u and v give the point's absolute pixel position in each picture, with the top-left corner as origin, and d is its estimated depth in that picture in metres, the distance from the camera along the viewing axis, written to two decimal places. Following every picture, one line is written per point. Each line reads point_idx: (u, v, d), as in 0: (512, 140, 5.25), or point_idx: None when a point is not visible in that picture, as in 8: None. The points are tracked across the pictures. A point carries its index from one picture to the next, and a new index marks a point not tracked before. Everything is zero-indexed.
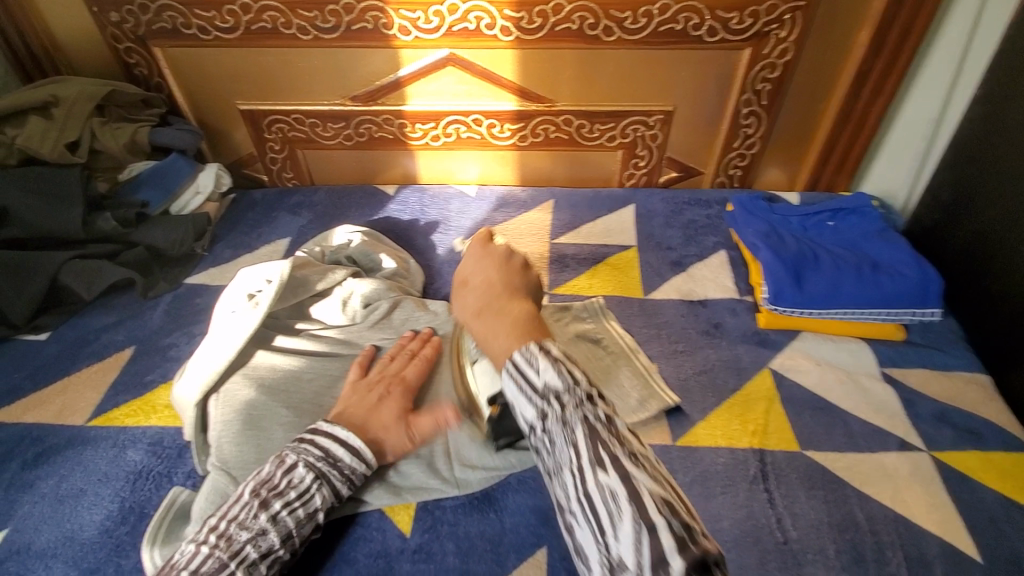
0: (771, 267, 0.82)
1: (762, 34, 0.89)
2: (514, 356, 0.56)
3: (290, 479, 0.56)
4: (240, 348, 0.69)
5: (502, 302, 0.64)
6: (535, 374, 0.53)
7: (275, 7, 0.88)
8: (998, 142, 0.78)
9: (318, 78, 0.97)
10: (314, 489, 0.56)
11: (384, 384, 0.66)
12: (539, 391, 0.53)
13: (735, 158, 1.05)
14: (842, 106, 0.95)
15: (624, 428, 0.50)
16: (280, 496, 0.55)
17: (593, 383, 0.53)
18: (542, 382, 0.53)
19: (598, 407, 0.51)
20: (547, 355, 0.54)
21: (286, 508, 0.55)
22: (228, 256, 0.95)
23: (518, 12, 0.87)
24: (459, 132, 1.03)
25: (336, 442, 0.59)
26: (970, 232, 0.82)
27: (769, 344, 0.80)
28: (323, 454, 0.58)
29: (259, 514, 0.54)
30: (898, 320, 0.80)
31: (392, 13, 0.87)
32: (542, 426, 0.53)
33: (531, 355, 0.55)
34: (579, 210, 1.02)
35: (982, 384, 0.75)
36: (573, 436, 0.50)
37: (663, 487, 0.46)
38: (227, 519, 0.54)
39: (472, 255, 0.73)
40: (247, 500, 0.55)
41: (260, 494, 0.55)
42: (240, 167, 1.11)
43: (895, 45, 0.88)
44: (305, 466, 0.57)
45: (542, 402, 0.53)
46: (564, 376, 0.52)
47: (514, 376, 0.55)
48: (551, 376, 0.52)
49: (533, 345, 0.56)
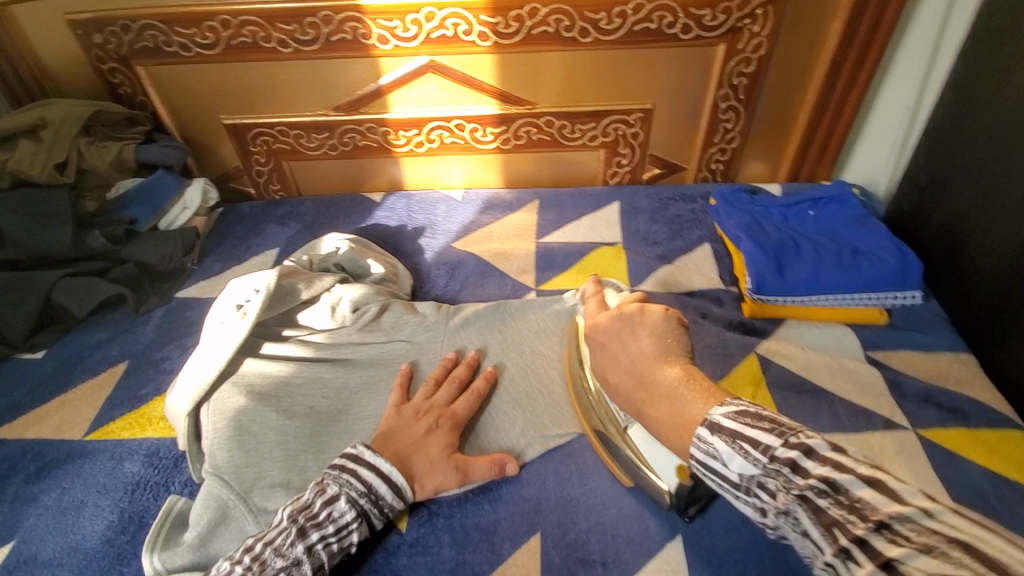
0: (753, 257, 0.82)
1: (735, 30, 0.90)
2: (691, 449, 0.47)
3: (330, 511, 0.56)
4: (230, 357, 0.70)
5: (646, 372, 0.55)
6: (725, 464, 0.44)
7: (254, 21, 0.89)
8: (970, 124, 0.80)
9: (300, 89, 0.98)
10: (353, 526, 0.57)
11: (432, 416, 0.65)
12: (739, 484, 0.44)
13: (716, 152, 1.06)
14: (818, 97, 0.97)
15: (862, 492, 0.36)
16: (317, 526, 0.55)
17: (792, 442, 0.41)
18: (739, 473, 0.43)
19: (805, 473, 0.39)
20: (724, 436, 0.45)
21: (322, 541, 0.55)
22: (218, 268, 0.96)
23: (495, 17, 0.88)
24: (442, 138, 1.04)
25: (379, 478, 0.59)
26: (947, 215, 0.83)
27: (755, 332, 0.81)
28: (366, 490, 0.58)
29: (296, 543, 0.54)
30: (880, 303, 0.81)
31: (370, 23, 0.89)
32: (770, 522, 0.42)
33: (708, 445, 0.46)
34: (564, 209, 1.04)
35: (965, 362, 0.76)
36: (801, 523, 0.38)
37: (944, 559, 0.31)
38: (265, 542, 0.54)
39: (612, 334, 0.61)
40: (284, 525, 0.55)
41: (298, 521, 0.55)
42: (227, 181, 1.12)
43: (866, 34, 0.89)
44: (347, 501, 0.57)
45: (754, 496, 0.43)
46: (755, 457, 0.42)
47: (704, 471, 0.46)
48: (743, 462, 0.43)
49: (703, 428, 0.46)
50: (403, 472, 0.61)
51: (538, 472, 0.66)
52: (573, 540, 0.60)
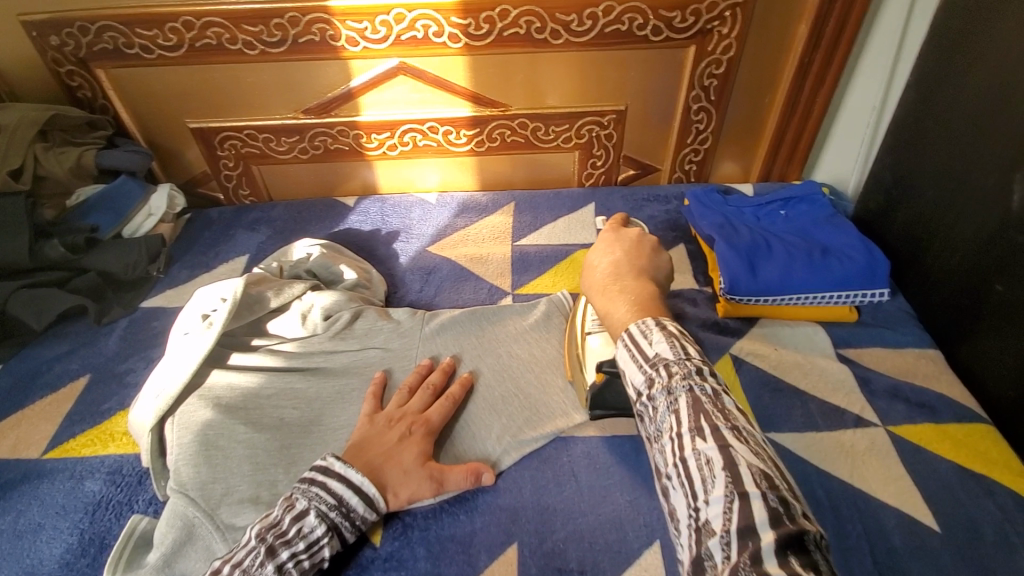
0: (726, 257, 0.83)
1: (704, 31, 0.91)
2: (630, 326, 0.53)
3: (299, 526, 0.54)
4: (194, 369, 0.68)
5: (624, 279, 0.60)
6: (649, 344, 0.50)
7: (218, 23, 0.87)
8: (931, 125, 0.81)
9: (268, 92, 0.96)
10: (324, 541, 0.55)
11: (405, 423, 0.64)
12: (649, 359, 0.49)
13: (689, 153, 1.07)
14: (787, 98, 0.98)
15: (734, 410, 0.46)
16: (287, 544, 0.53)
17: (707, 362, 0.49)
18: (654, 353, 0.50)
19: (706, 379, 0.47)
20: (665, 332, 0.51)
21: (292, 559, 0.53)
22: (185, 276, 0.93)
23: (465, 19, 0.88)
24: (415, 141, 1.03)
25: (351, 489, 0.57)
26: (911, 215, 0.85)
27: (729, 332, 0.81)
28: (337, 502, 0.57)
29: (266, 563, 0.52)
30: (850, 301, 0.82)
31: (339, 24, 0.87)
32: (648, 394, 0.49)
33: (646, 329, 0.52)
34: (539, 211, 1.03)
35: (932, 358, 0.77)
36: (677, 404, 0.46)
37: (766, 465, 0.41)
38: (233, 564, 0.52)
39: (602, 239, 0.66)
40: (253, 545, 0.53)
41: (267, 540, 0.53)
42: (194, 186, 1.09)
43: (832, 36, 0.91)
44: (318, 514, 0.55)
45: (652, 369, 0.49)
46: (678, 350, 0.49)
47: (627, 344, 0.52)
48: (665, 347, 0.49)
49: (652, 319, 0.52)
50: (376, 482, 0.59)
51: (513, 481, 0.66)
52: (550, 549, 0.60)
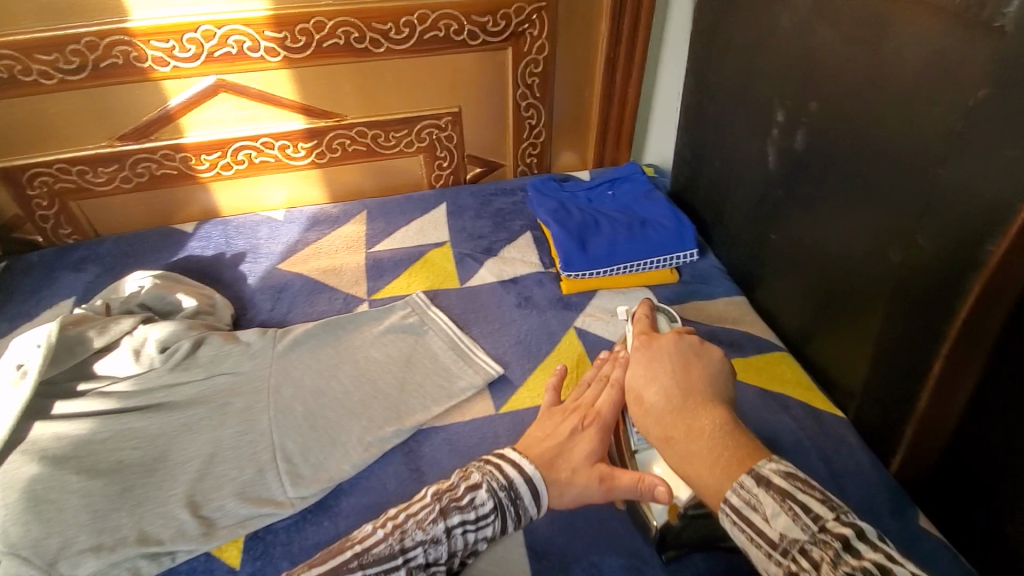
0: (560, 239, 0.90)
1: (517, 34, 0.98)
2: (728, 496, 0.45)
3: (474, 496, 0.54)
4: (11, 424, 0.64)
5: (687, 418, 0.49)
6: (767, 521, 0.42)
7: (10, 55, 0.81)
8: (708, 105, 0.93)
9: (78, 122, 0.89)
10: (490, 519, 0.54)
11: None
12: (776, 543, 0.42)
13: (528, 147, 1.14)
14: (603, 89, 1.08)
15: None
16: (458, 508, 0.54)
17: (845, 519, 0.41)
18: (776, 532, 0.42)
19: (852, 557, 0.39)
20: (773, 492, 0.43)
21: (461, 525, 0.53)
22: (0, 330, 0.84)
23: (280, 33, 0.87)
24: (251, 158, 1.00)
25: (522, 473, 0.55)
26: (709, 182, 0.97)
27: (571, 307, 0.88)
28: (507, 484, 0.55)
29: (437, 521, 0.53)
30: (669, 264, 0.92)
31: (141, 45, 0.83)
32: None
33: (752, 495, 0.44)
34: (392, 216, 1.05)
35: (739, 304, 0.90)
36: None
37: None
38: (408, 514, 0.54)
39: (639, 359, 0.56)
40: (429, 503, 0.54)
41: (443, 500, 0.54)
42: (7, 231, 0.98)
43: (629, 32, 1.02)
44: (488, 490, 0.54)
45: (783, 559, 0.41)
46: (803, 520, 0.42)
47: (734, 520, 0.44)
48: (788, 523, 0.42)
49: (752, 477, 0.44)
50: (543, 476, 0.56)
51: (376, 478, 0.67)
52: None
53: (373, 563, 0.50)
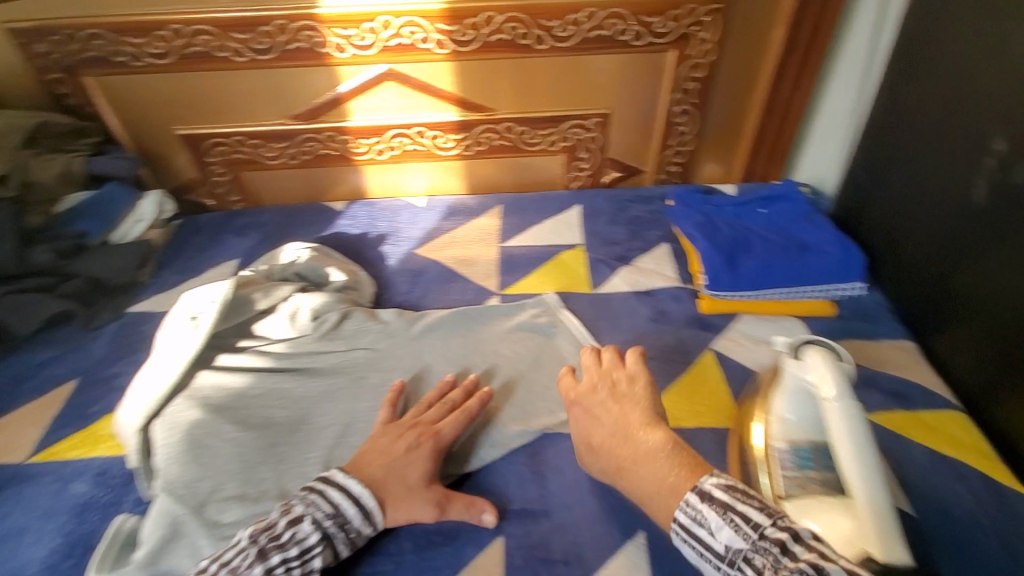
0: (707, 254, 0.84)
1: (684, 36, 0.94)
2: (676, 516, 0.52)
3: (294, 533, 0.55)
4: (183, 369, 0.69)
5: (633, 449, 0.59)
6: (711, 534, 0.50)
7: (208, 31, 0.89)
8: (901, 124, 0.83)
9: (260, 99, 0.97)
10: (317, 550, 0.55)
11: (414, 434, 0.64)
12: (723, 555, 0.49)
13: (672, 155, 1.09)
14: (766, 99, 1.01)
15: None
16: (280, 548, 0.54)
17: (780, 525, 0.47)
18: (722, 543, 0.49)
19: (795, 560, 0.44)
20: (715, 507, 0.50)
21: (283, 564, 0.53)
22: (174, 281, 0.94)
23: (451, 26, 0.90)
24: (403, 145, 1.04)
25: (349, 498, 0.58)
26: (885, 210, 0.86)
27: (711, 328, 0.82)
28: (332, 512, 0.57)
29: (255, 564, 0.53)
30: (828, 295, 0.83)
31: (327, 32, 0.89)
32: None
33: (696, 512, 0.51)
34: (526, 214, 1.05)
35: (906, 349, 0.78)
36: None
37: None
38: (222, 563, 0.54)
39: (579, 414, 0.65)
40: (243, 546, 0.54)
41: (259, 543, 0.54)
42: (183, 192, 1.09)
43: (808, 40, 0.94)
44: (311, 522, 0.56)
45: (735, 569, 0.48)
46: (742, 532, 0.48)
47: (685, 537, 0.52)
48: (731, 534, 0.49)
49: (693, 495, 0.52)
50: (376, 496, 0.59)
51: (498, 474, 0.66)
52: (537, 541, 0.60)
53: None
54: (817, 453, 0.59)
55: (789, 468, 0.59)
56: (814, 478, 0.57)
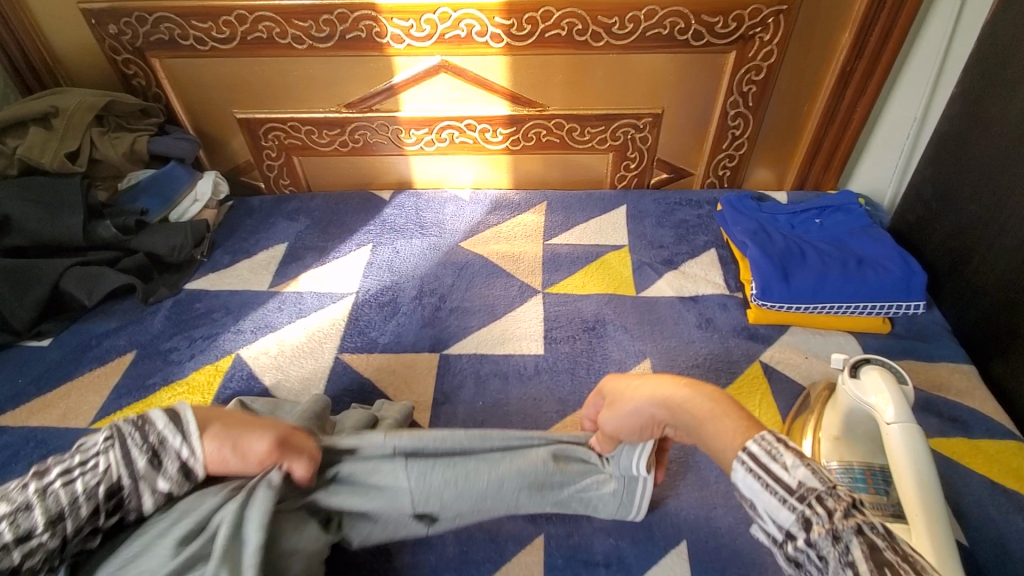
0: (759, 264, 0.83)
1: (746, 38, 0.91)
2: (751, 446, 0.45)
3: (84, 440, 0.52)
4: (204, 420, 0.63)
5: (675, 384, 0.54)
6: (784, 469, 0.43)
7: (270, 17, 0.90)
8: (976, 139, 0.79)
9: (314, 85, 0.98)
10: (98, 454, 0.51)
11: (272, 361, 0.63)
12: (793, 490, 0.42)
13: (724, 158, 1.07)
14: (827, 106, 0.98)
15: (911, 550, 0.38)
16: (60, 463, 0.51)
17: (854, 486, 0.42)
18: (795, 479, 0.42)
19: (869, 515, 0.40)
20: (793, 449, 0.44)
21: (61, 478, 0.50)
22: (227, 261, 0.96)
23: (509, 19, 0.89)
24: (452, 137, 1.04)
25: (158, 409, 0.55)
26: (951, 227, 0.83)
27: (759, 339, 0.81)
28: (133, 418, 0.53)
29: (28, 484, 0.49)
30: (884, 313, 0.80)
31: (385, 22, 0.90)
32: (805, 538, 0.40)
33: (772, 446, 0.45)
34: (572, 212, 1.04)
35: (966, 373, 0.76)
36: (852, 554, 0.37)
37: None
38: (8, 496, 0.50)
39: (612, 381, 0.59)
40: (27, 478, 0.51)
41: (40, 467, 0.51)
42: (237, 175, 1.12)
43: (876, 46, 0.90)
44: (104, 431, 0.53)
45: (803, 506, 0.41)
46: (823, 475, 0.42)
47: (751, 468, 0.44)
48: (808, 473, 0.42)
49: (771, 435, 0.46)
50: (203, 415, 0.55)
51: None
52: (577, 541, 0.61)
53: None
54: (872, 475, 0.59)
55: None
56: (867, 500, 0.57)
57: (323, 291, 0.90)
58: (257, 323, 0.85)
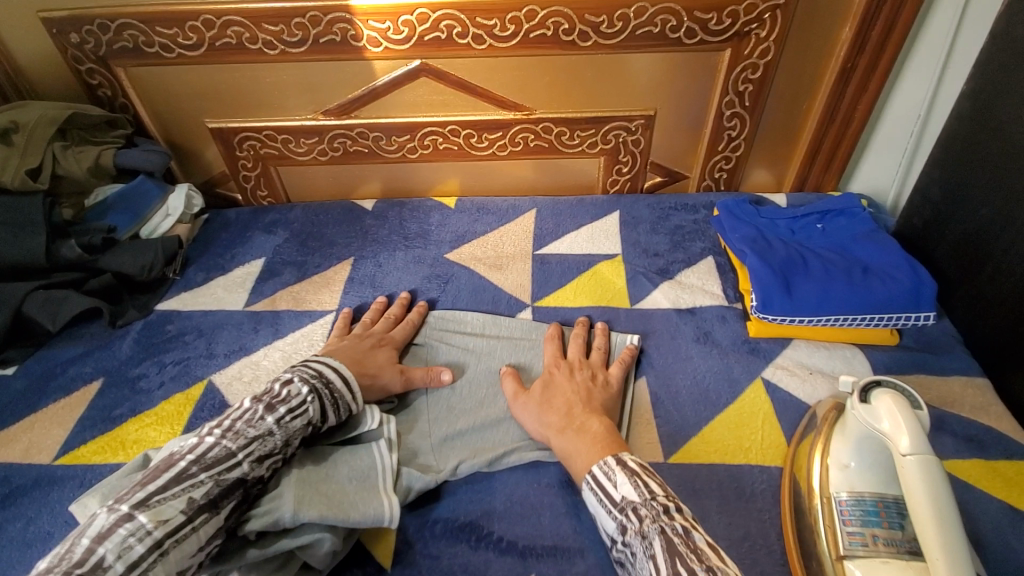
0: (759, 274, 0.78)
1: (741, 34, 0.87)
2: (593, 467, 0.58)
3: (288, 388, 0.60)
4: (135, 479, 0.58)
5: (579, 415, 0.63)
6: (614, 486, 0.55)
7: (239, 22, 0.85)
8: (987, 139, 0.75)
9: (289, 92, 0.94)
10: (309, 401, 0.60)
11: (375, 337, 0.74)
12: (617, 503, 0.54)
13: (720, 160, 1.02)
14: (827, 104, 0.93)
15: (702, 542, 0.50)
16: (282, 402, 0.59)
17: (672, 497, 0.54)
18: (620, 494, 0.55)
19: (674, 517, 0.52)
20: (625, 469, 0.56)
21: (288, 414, 0.58)
22: (201, 278, 0.92)
23: (491, 20, 0.85)
24: (436, 144, 1.00)
25: (329, 368, 0.65)
26: (962, 232, 0.78)
27: (759, 353, 0.77)
28: (317, 373, 0.63)
29: (265, 416, 0.57)
30: (891, 325, 0.76)
31: (361, 24, 0.85)
32: (623, 538, 0.53)
33: (610, 468, 0.56)
34: (562, 219, 1.00)
35: (980, 387, 0.72)
36: (652, 548, 0.50)
37: None
38: (232, 419, 0.57)
39: (551, 381, 0.68)
40: (249, 405, 0.58)
41: (263, 401, 0.59)
42: (213, 186, 1.07)
43: (878, 40, 0.86)
44: (302, 380, 0.61)
45: (623, 514, 0.53)
46: (641, 489, 0.54)
47: (593, 486, 0.57)
48: (630, 488, 0.54)
49: (612, 457, 0.57)
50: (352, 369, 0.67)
51: (532, 504, 0.63)
52: None
53: (210, 463, 0.53)
54: (885, 508, 0.55)
55: (853, 523, 0.55)
56: (880, 536, 0.54)
57: (301, 309, 0.86)
58: (231, 346, 0.81)
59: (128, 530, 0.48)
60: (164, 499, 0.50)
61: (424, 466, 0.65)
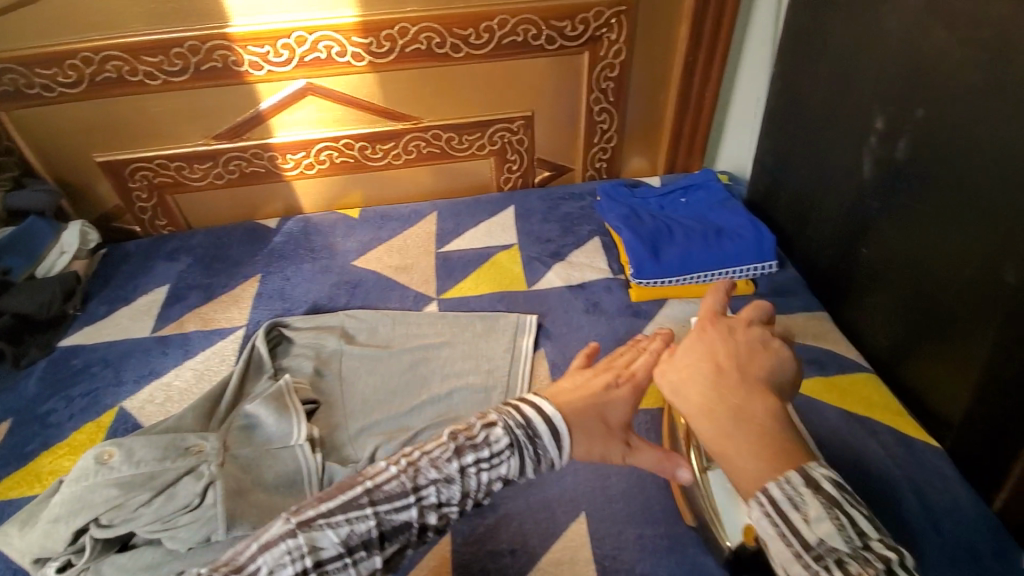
0: (632, 245, 0.88)
1: (595, 38, 0.98)
2: (771, 488, 0.41)
3: (488, 432, 0.51)
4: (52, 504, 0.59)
5: (738, 397, 0.45)
6: (809, 524, 0.39)
7: (117, 56, 0.87)
8: (795, 111, 0.89)
9: (177, 120, 0.96)
10: (506, 456, 0.50)
11: (613, 374, 0.58)
12: (811, 546, 0.39)
13: (598, 152, 1.13)
14: (680, 94, 1.06)
15: None
16: (473, 447, 0.51)
17: (888, 545, 0.39)
18: (815, 536, 0.39)
19: None
20: (825, 498, 0.40)
21: (476, 464, 0.50)
22: (104, 311, 0.92)
23: (366, 38, 0.91)
24: (331, 159, 1.05)
25: (540, 416, 0.52)
26: (792, 191, 0.92)
27: (641, 314, 0.86)
28: (524, 423, 0.52)
29: (452, 459, 0.50)
30: (744, 275, 0.89)
31: (240, 50, 0.89)
32: None
33: (800, 492, 0.40)
34: (461, 218, 1.07)
35: (819, 319, 0.84)
36: None
37: None
38: (421, 450, 0.51)
39: (692, 341, 0.51)
40: (444, 440, 0.52)
41: (456, 440, 0.51)
42: (109, 221, 1.07)
43: (710, 36, 0.99)
44: (504, 427, 0.51)
45: (819, 564, 0.39)
46: (849, 535, 0.39)
47: (770, 514, 0.40)
48: (831, 530, 0.39)
49: (799, 475, 0.41)
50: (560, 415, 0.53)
51: None
52: (483, 531, 0.62)
53: (385, 498, 0.48)
54: None
55: None
56: None
57: (210, 329, 0.88)
58: (140, 372, 0.82)
59: (290, 546, 0.45)
60: (327, 525, 0.46)
61: (344, 457, 0.69)
